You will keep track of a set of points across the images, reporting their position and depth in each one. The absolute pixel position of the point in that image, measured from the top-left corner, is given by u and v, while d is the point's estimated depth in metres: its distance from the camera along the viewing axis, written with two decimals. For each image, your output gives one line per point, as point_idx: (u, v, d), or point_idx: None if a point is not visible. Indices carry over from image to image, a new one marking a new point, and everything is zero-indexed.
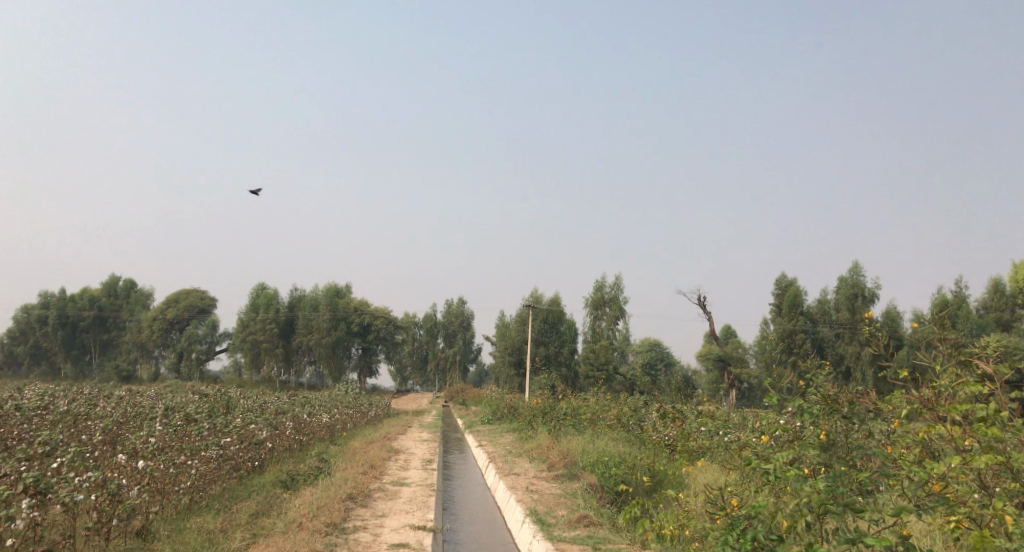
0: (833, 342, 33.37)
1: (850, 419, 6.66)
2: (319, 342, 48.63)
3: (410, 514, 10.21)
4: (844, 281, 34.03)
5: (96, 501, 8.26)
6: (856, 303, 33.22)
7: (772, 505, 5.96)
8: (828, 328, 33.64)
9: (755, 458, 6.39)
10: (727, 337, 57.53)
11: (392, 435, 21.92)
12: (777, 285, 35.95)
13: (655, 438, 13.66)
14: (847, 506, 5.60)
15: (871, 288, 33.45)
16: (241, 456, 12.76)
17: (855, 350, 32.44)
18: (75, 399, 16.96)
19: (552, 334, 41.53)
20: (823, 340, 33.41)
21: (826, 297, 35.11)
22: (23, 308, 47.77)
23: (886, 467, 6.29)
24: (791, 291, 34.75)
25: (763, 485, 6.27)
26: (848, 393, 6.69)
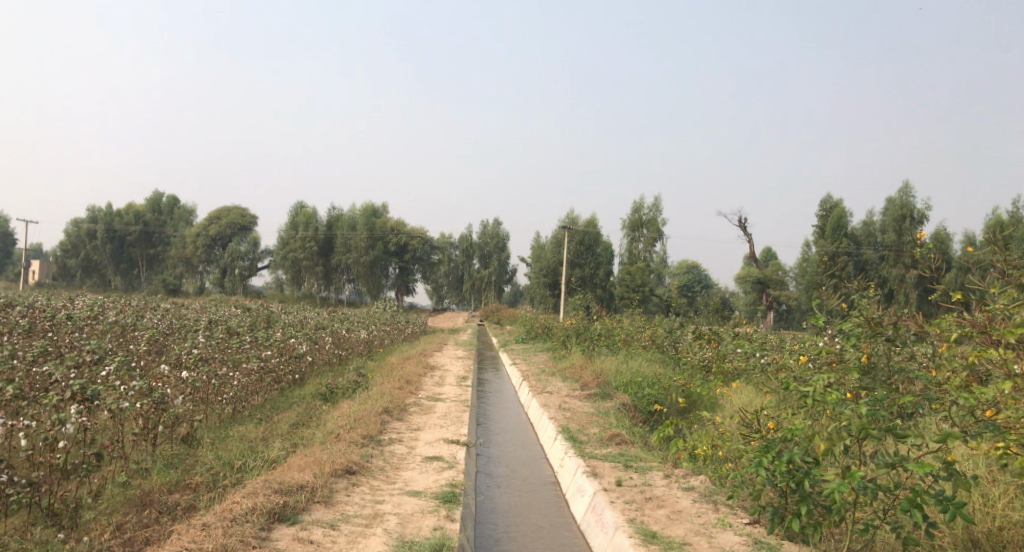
0: (877, 264, 33.09)
1: (894, 342, 6.55)
2: (357, 262, 49.24)
3: (445, 428, 10.36)
4: (891, 203, 33.24)
5: (141, 409, 8.43)
6: (902, 226, 32.58)
7: (810, 427, 5.92)
8: (872, 251, 33.17)
9: (793, 381, 6.32)
10: (765, 260, 56.98)
11: (428, 351, 22.28)
12: (821, 207, 35.29)
13: (690, 359, 13.66)
14: (888, 430, 5.54)
15: (919, 211, 32.61)
16: (282, 369, 13.02)
17: (899, 272, 32.07)
18: (123, 310, 17.36)
19: (588, 256, 41.43)
20: (866, 262, 33.16)
21: (871, 220, 34.44)
22: (73, 222, 48.74)
23: (929, 391, 6.21)
24: (835, 212, 34.22)
25: (800, 408, 6.22)
26: (893, 316, 6.57)
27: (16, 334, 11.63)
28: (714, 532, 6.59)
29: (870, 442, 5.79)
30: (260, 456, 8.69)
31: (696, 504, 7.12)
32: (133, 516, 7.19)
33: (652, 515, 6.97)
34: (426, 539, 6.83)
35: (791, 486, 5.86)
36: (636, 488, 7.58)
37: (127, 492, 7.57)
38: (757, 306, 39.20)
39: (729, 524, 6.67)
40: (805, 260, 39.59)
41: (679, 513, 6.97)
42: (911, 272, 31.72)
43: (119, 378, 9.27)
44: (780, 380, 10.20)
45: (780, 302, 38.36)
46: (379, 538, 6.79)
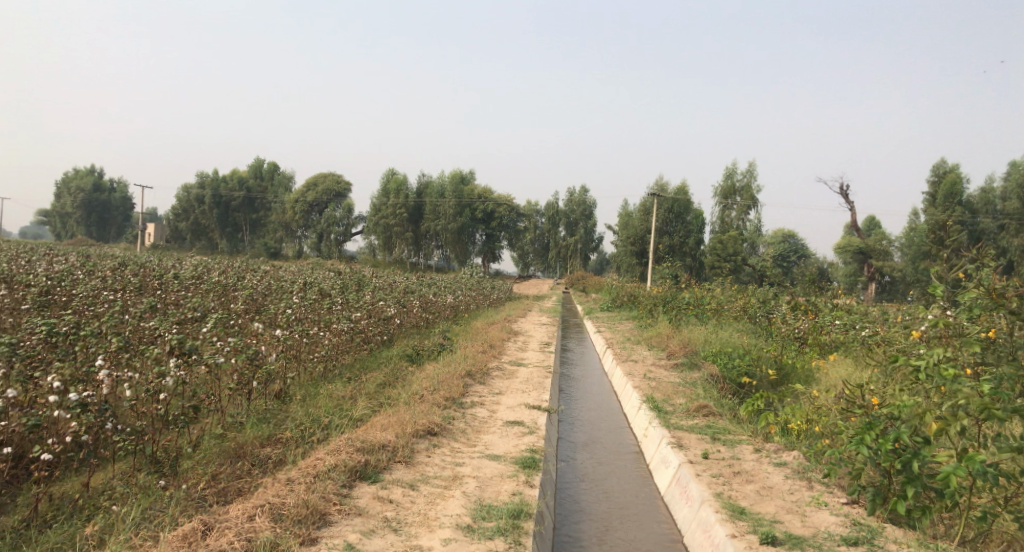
0: (995, 234, 31.37)
1: (1018, 316, 6.06)
2: (446, 228, 49.48)
3: (527, 393, 10.27)
4: (1018, 168, 31.64)
5: (237, 365, 8.52)
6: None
7: (921, 404, 5.55)
8: (990, 220, 31.61)
9: (904, 358, 5.93)
10: (866, 230, 54.77)
11: (512, 317, 22.30)
12: (933, 172, 33.57)
13: (784, 330, 13.23)
14: (1013, 412, 5.14)
15: None
16: (371, 329, 13.17)
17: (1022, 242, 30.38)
18: (224, 271, 17.85)
19: (677, 225, 40.68)
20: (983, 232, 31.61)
21: (990, 186, 32.70)
22: (183, 187, 50.54)
23: None
24: (947, 179, 32.46)
25: (909, 384, 5.84)
26: (1018, 288, 6.07)
27: (128, 290, 12.06)
28: (807, 511, 6.30)
29: (988, 422, 5.39)
30: (345, 415, 8.75)
31: (788, 480, 6.81)
32: (228, 467, 7.34)
33: (739, 489, 6.72)
34: (504, 504, 6.75)
35: (896, 466, 5.52)
36: (724, 462, 7.31)
37: (223, 444, 7.71)
38: (858, 277, 37.96)
39: (825, 503, 6.35)
40: (910, 230, 37.91)
41: (770, 489, 6.69)
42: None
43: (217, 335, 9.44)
44: (885, 356, 9.76)
45: (883, 274, 37.00)
46: (457, 500, 6.75)
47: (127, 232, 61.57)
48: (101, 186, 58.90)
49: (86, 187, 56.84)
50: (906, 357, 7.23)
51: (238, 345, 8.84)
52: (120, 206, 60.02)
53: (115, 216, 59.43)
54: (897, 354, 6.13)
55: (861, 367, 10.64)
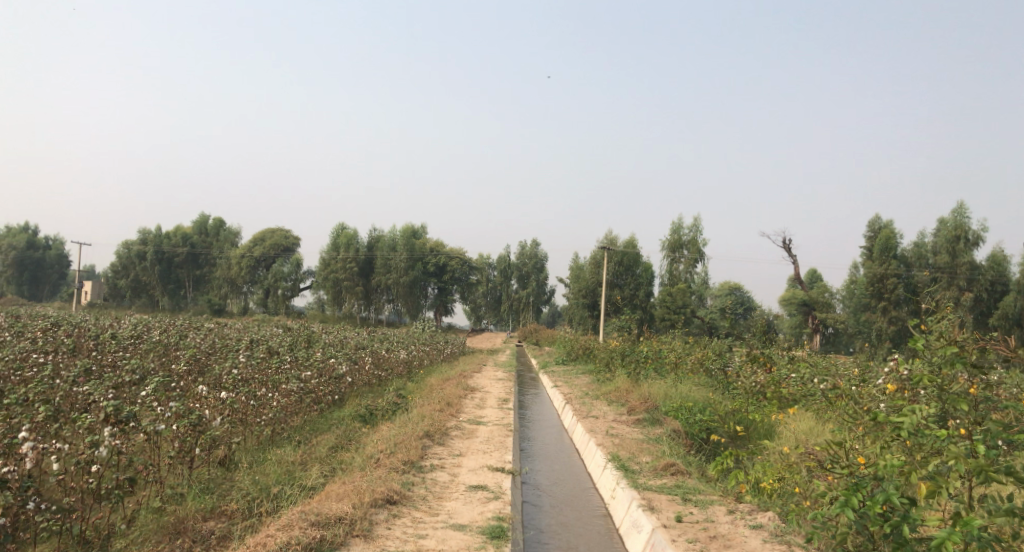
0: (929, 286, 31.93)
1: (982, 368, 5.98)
2: (397, 282, 49.14)
3: (488, 454, 9.90)
4: (944, 224, 32.09)
5: (177, 431, 8.03)
6: (957, 247, 31.50)
7: (902, 465, 5.41)
8: (924, 272, 32.25)
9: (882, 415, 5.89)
10: (811, 283, 55.86)
11: (467, 372, 21.84)
12: (869, 228, 34.43)
13: (743, 383, 13.11)
14: (1006, 473, 4.97)
15: (975, 231, 31.27)
16: (322, 389, 12.67)
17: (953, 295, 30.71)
18: (167, 329, 17.18)
19: (627, 277, 40.91)
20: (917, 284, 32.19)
21: (922, 241, 33.68)
22: (124, 243, 49.43)
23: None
24: (883, 235, 33.39)
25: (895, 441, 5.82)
26: (980, 342, 5.98)
27: (62, 352, 11.44)
28: None
29: (979, 484, 5.22)
30: (297, 483, 8.27)
31: (767, 544, 6.55)
32: (166, 545, 6.83)
33: None
34: None
35: (883, 530, 5.31)
36: (699, 525, 7.02)
37: (161, 520, 7.20)
38: (802, 328, 38.29)
39: None
40: (853, 282, 38.71)
41: None
42: (966, 295, 30.55)
43: (157, 399, 8.94)
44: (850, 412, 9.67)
45: (827, 325, 37.46)
46: None
47: (62, 289, 59.75)
48: (36, 243, 57.25)
49: (20, 244, 55.18)
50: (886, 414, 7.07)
51: (180, 409, 8.37)
52: (55, 264, 58.29)
53: (51, 274, 57.68)
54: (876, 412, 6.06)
55: (823, 422, 10.54)
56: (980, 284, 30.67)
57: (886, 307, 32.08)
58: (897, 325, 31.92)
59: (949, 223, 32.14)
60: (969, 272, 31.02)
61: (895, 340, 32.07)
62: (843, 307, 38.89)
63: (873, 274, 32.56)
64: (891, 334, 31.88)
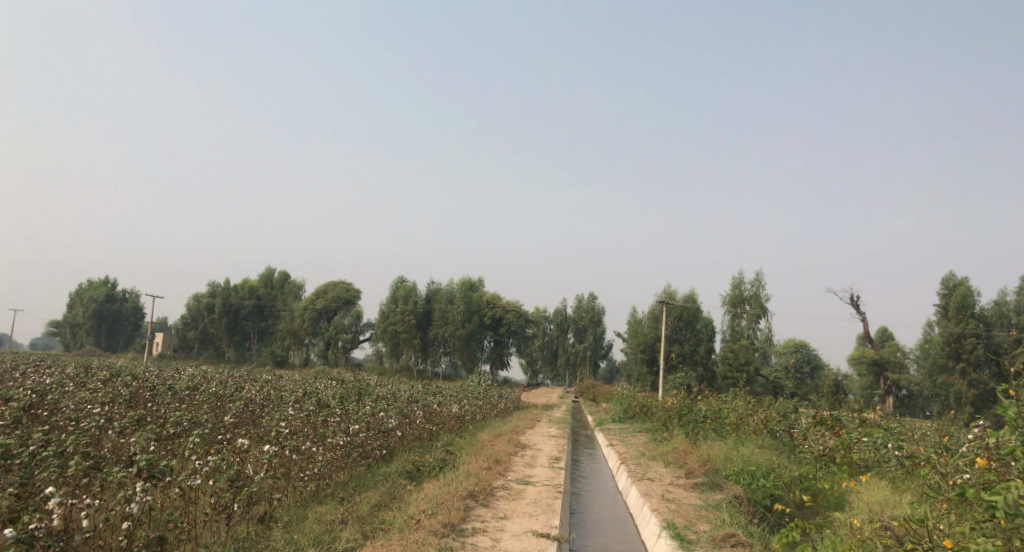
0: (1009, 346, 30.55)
1: None
2: (453, 334, 48.94)
3: (535, 517, 9.40)
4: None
5: (212, 485, 7.76)
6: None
7: None
8: (1005, 333, 30.79)
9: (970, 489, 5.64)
10: (878, 342, 54.04)
11: (520, 428, 21.24)
12: (943, 285, 33.26)
13: (809, 447, 12.37)
14: None
15: None
16: (370, 443, 12.31)
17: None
18: (222, 380, 17.09)
19: (687, 332, 40.12)
20: (997, 345, 30.67)
21: (1001, 301, 32.49)
22: (194, 295, 50.56)
23: None
24: (957, 292, 32.13)
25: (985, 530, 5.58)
26: None
27: (117, 402, 11.33)
28: None
29: None
30: (328, 545, 7.83)
31: None
32: None
33: None
34: None
35: None
36: None
37: None
38: (873, 389, 36.69)
39: None
40: (925, 341, 37.27)
41: None
42: None
43: (196, 453, 8.71)
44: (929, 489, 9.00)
45: (899, 387, 35.91)
46: None
47: (135, 340, 61.13)
48: (113, 296, 59.00)
49: (100, 298, 56.99)
50: (979, 487, 6.50)
51: (216, 464, 8.13)
52: (130, 316, 59.80)
53: (125, 325, 59.12)
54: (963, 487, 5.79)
55: (898, 494, 9.82)
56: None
57: (966, 368, 30.67)
58: (977, 389, 30.41)
59: None
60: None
61: (976, 405, 30.55)
62: (916, 367, 37.36)
63: (948, 333, 31.24)
64: (972, 398, 30.41)
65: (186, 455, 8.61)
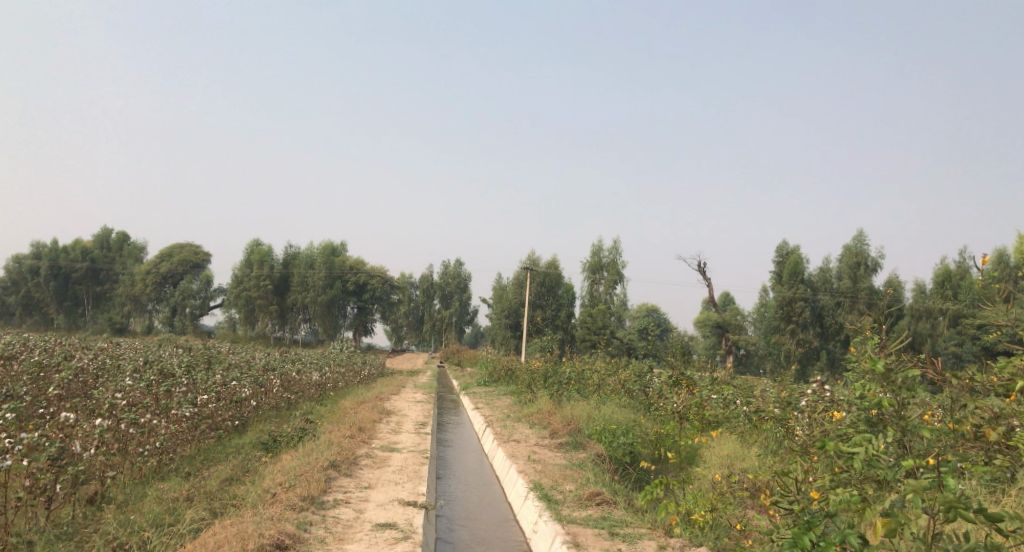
0: (833, 310, 32.87)
1: (909, 393, 5.82)
2: (314, 300, 47.61)
3: (401, 485, 9.13)
4: (847, 250, 33.77)
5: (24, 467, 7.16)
6: (858, 272, 33.21)
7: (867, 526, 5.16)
8: (828, 297, 33.00)
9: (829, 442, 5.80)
10: (724, 306, 56.98)
11: (383, 395, 20.80)
12: (778, 253, 35.28)
13: (664, 405, 12.69)
14: None
15: (874, 258, 33.10)
16: (220, 414, 11.71)
17: (855, 318, 32.04)
18: (54, 350, 15.81)
19: (549, 298, 40.78)
20: (823, 309, 32.80)
21: (827, 266, 34.63)
22: (16, 257, 46.67)
23: (960, 460, 5.50)
24: (791, 258, 34.05)
25: (838, 485, 5.75)
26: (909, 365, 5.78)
27: None
28: None
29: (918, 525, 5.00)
30: (169, 527, 7.37)
31: None
32: None
33: None
34: None
35: None
36: None
37: None
38: (717, 350, 38.28)
39: None
40: (764, 304, 39.41)
41: None
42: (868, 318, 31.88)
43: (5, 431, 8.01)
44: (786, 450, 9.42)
45: (740, 347, 37.76)
46: None
47: None
48: None
49: None
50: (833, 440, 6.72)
51: (32, 443, 7.52)
52: None
53: None
54: (821, 441, 5.95)
55: (750, 448, 10.21)
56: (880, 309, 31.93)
57: (795, 330, 32.72)
58: (804, 348, 32.66)
59: (851, 249, 33.83)
60: (869, 296, 32.78)
61: (802, 363, 32.81)
62: (755, 329, 39.45)
63: (782, 297, 33.07)
64: (799, 355, 32.68)
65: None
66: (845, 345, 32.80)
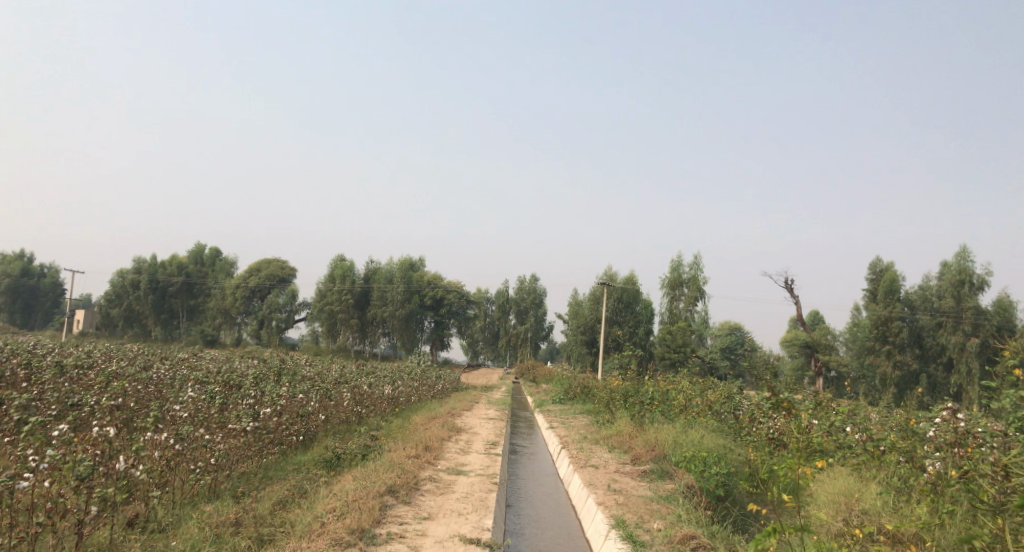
0: (933, 331, 30.52)
1: None
2: (393, 314, 47.33)
3: (465, 516, 8.18)
4: (948, 268, 31.11)
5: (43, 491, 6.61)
6: (962, 291, 30.34)
7: None
8: (927, 316, 30.55)
9: None
10: (811, 326, 54.57)
11: (456, 411, 19.95)
12: (870, 270, 33.32)
13: (759, 432, 11.40)
14: None
15: (981, 275, 30.22)
16: (285, 428, 10.97)
17: (958, 340, 29.59)
18: (131, 359, 15.50)
19: (627, 314, 39.50)
20: (922, 329, 30.72)
21: (927, 284, 32.17)
22: (118, 271, 47.84)
23: None
24: (886, 275, 32.09)
25: None
26: None
27: None
28: None
29: None
30: None
31: None
32: None
33: None
34: None
35: None
36: None
37: None
38: (804, 370, 36.00)
39: None
40: (855, 324, 37.22)
41: None
42: (972, 341, 29.40)
43: (31, 448, 7.34)
44: (920, 497, 8.18)
45: (829, 368, 35.64)
46: None
47: (54, 318, 57.82)
48: (29, 271, 55.80)
49: (14, 273, 54.05)
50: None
51: (57, 462, 6.90)
52: (48, 291, 56.85)
53: (42, 302, 56.12)
54: None
55: (865, 486, 9.01)
56: (986, 329, 29.31)
57: (891, 351, 30.83)
58: (902, 371, 30.69)
59: (954, 267, 31.18)
60: (974, 317, 29.82)
61: (900, 386, 30.81)
62: (844, 350, 37.29)
63: (876, 317, 31.27)
64: (895, 379, 30.62)
65: (22, 453, 7.27)
66: (947, 368, 30.48)
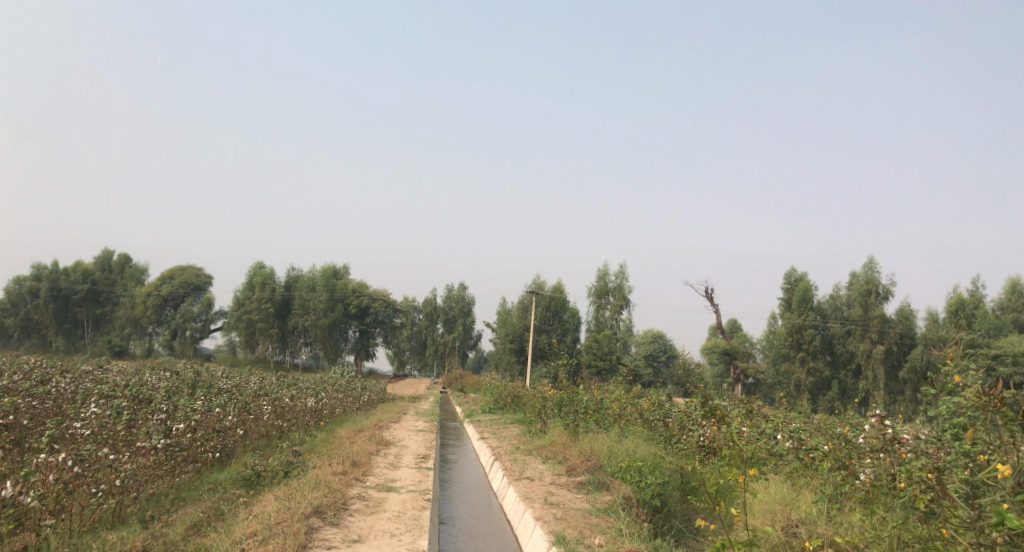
0: (844, 338, 31.16)
1: None
2: (315, 324, 46.18)
3: (397, 537, 7.71)
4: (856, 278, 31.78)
5: None
6: (869, 300, 30.95)
7: None
8: (838, 324, 31.30)
9: None
10: (733, 334, 55.60)
11: (382, 422, 19.37)
12: (786, 279, 34.04)
13: (693, 440, 11.18)
14: None
15: (886, 285, 30.89)
16: (200, 444, 10.28)
17: (866, 347, 30.11)
18: (29, 372, 14.46)
19: (554, 322, 39.40)
20: (832, 337, 31.40)
21: (838, 293, 32.94)
22: (16, 279, 45.29)
23: None
24: (800, 285, 32.80)
25: None
26: None
27: None
28: None
29: None
30: None
31: None
32: None
33: None
34: None
35: None
36: None
37: None
38: (724, 376, 36.54)
39: None
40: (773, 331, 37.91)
41: None
42: (878, 347, 29.98)
43: None
44: (858, 505, 8.06)
45: (748, 375, 36.23)
46: None
47: None
48: None
49: None
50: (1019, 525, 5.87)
51: None
52: None
53: None
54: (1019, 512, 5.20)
55: (803, 494, 8.88)
56: (890, 337, 29.92)
57: (805, 358, 31.51)
58: (815, 377, 31.38)
59: (861, 277, 31.74)
60: (880, 325, 30.32)
61: (812, 393, 31.48)
62: (764, 356, 37.94)
63: (791, 325, 31.94)
64: (809, 385, 31.30)
65: None
66: (856, 374, 31.13)
